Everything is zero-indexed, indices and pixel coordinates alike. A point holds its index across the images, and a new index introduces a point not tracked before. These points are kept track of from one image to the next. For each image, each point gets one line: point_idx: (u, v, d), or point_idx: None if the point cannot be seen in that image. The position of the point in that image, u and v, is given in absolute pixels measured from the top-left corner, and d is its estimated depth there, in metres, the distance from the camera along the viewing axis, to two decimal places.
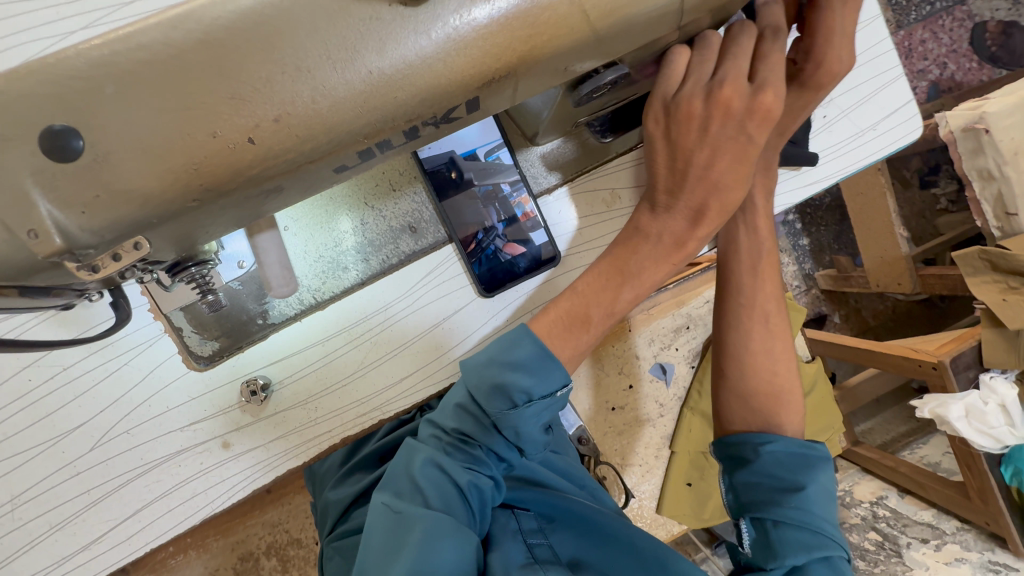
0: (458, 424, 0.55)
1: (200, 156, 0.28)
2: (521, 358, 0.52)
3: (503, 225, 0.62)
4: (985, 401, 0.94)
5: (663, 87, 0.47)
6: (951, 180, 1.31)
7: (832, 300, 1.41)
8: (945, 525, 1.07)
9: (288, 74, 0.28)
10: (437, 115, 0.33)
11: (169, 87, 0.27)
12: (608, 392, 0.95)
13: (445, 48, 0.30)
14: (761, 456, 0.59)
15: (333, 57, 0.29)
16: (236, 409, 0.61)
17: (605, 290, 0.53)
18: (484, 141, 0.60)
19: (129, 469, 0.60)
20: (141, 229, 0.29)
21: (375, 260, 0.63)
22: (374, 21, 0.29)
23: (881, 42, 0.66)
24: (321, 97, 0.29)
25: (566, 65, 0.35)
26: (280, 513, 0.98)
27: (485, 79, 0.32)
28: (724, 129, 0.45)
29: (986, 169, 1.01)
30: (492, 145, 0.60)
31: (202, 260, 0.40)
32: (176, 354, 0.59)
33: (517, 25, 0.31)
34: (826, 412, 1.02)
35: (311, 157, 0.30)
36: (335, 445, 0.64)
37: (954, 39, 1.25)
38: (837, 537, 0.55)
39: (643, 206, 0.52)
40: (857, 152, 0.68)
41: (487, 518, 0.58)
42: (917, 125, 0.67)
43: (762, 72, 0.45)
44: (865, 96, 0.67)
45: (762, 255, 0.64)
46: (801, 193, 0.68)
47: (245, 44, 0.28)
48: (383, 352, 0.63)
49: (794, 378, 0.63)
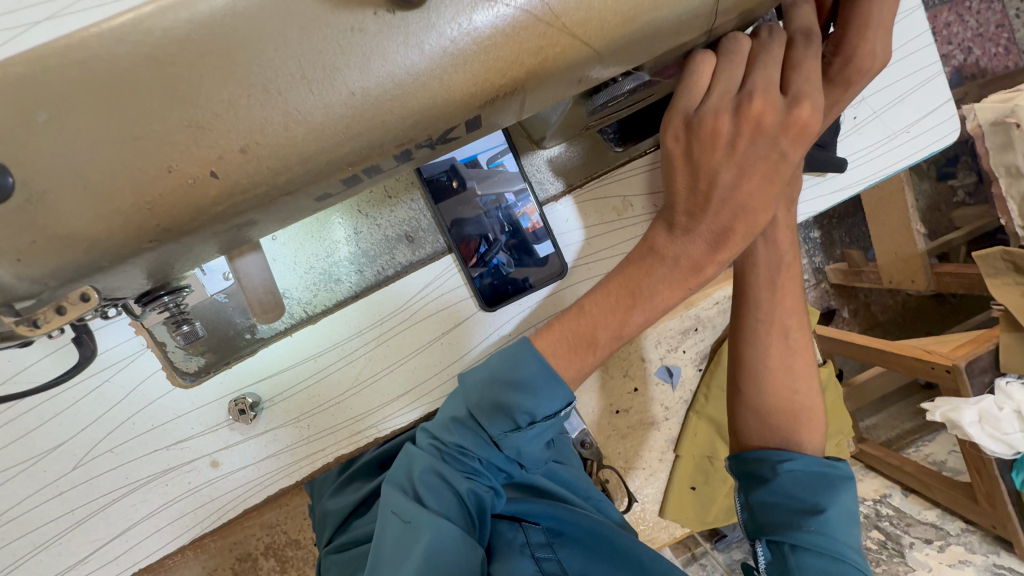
0: (459, 439, 0.51)
1: (153, 193, 0.25)
2: (525, 374, 0.48)
3: (508, 237, 0.58)
4: (1000, 406, 0.89)
5: (685, 100, 0.42)
6: (969, 172, 1.25)
7: (842, 295, 1.34)
8: (949, 526, 1.04)
9: (256, 97, 0.24)
10: (433, 136, 0.29)
11: (115, 112, 0.24)
12: (613, 395, 0.89)
13: (442, 63, 0.26)
14: (779, 475, 0.56)
15: (309, 76, 0.25)
16: (225, 427, 0.58)
17: (614, 312, 0.49)
18: (493, 147, 0.56)
19: (114, 489, 0.57)
20: (86, 276, 0.26)
21: (370, 271, 0.61)
22: (357, 34, 0.25)
23: (920, 36, 0.60)
24: (295, 123, 0.25)
25: (582, 74, 0.30)
26: (278, 513, 0.96)
27: (487, 97, 0.28)
28: (755, 146, 0.41)
29: (1014, 165, 0.94)
30: (497, 150, 0.56)
31: (176, 287, 0.36)
32: (160, 370, 0.56)
33: (524, 35, 0.27)
34: (838, 415, 0.96)
35: (286, 189, 0.27)
36: (328, 464, 0.60)
37: (981, 22, 1.18)
38: (859, 563, 0.52)
39: (659, 225, 0.48)
40: (888, 157, 0.63)
41: (488, 528, 0.55)
42: (955, 127, 0.62)
43: (796, 84, 0.41)
44: (899, 96, 0.61)
45: (780, 270, 0.57)
46: (826, 201, 0.64)
47: (204, 57, 0.24)
48: (378, 369, 0.59)
49: (814, 396, 0.59)
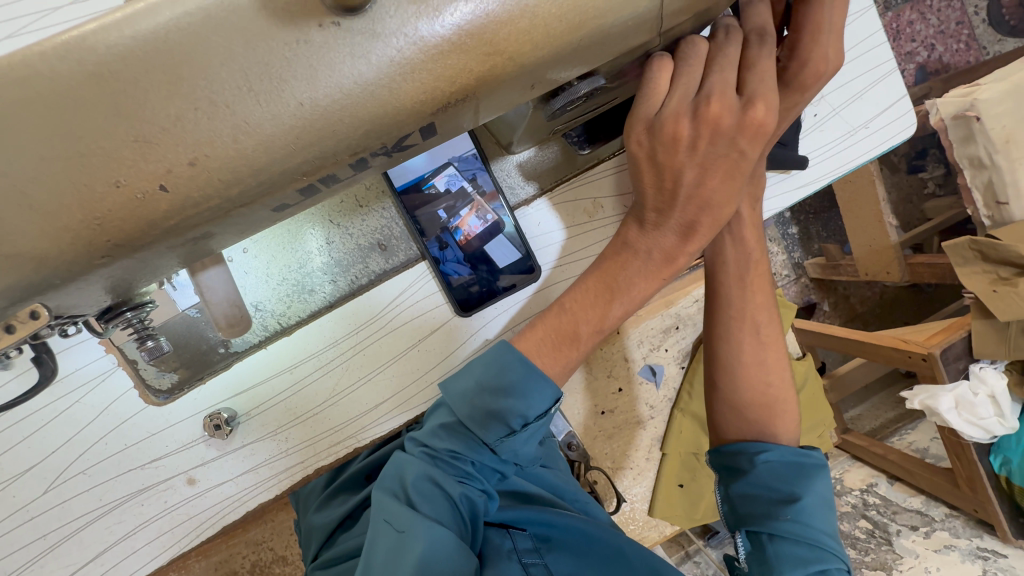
0: (449, 443, 0.51)
1: (102, 210, 0.25)
2: (512, 378, 0.49)
3: (457, 252, 0.59)
4: (975, 392, 0.92)
5: (645, 107, 0.42)
6: (938, 164, 1.29)
7: (821, 288, 1.37)
8: (934, 511, 1.06)
9: (203, 110, 0.25)
10: (388, 144, 0.29)
11: (59, 129, 0.24)
12: (598, 397, 0.89)
13: (391, 72, 0.26)
14: (756, 466, 0.56)
15: (256, 89, 0.25)
16: (201, 443, 0.57)
17: (594, 307, 0.50)
18: (430, 167, 0.58)
19: (88, 510, 0.56)
20: (37, 294, 0.26)
21: (344, 280, 0.61)
22: (302, 46, 0.25)
23: (875, 34, 0.62)
24: (244, 135, 0.25)
25: (536, 79, 0.31)
26: (263, 530, 0.94)
27: (440, 103, 0.28)
28: (715, 147, 0.42)
29: (977, 156, 0.96)
30: (433, 170, 0.57)
31: (139, 303, 0.36)
32: (131, 389, 0.55)
33: (474, 43, 0.27)
34: (819, 408, 0.99)
35: (240, 202, 0.27)
36: (308, 476, 0.60)
37: (942, 20, 1.21)
38: (836, 549, 0.53)
39: (631, 220, 0.49)
40: (850, 152, 0.64)
41: (480, 532, 0.56)
42: (911, 122, 0.64)
43: (750, 85, 0.41)
44: (857, 93, 0.63)
45: (749, 267, 0.59)
46: (793, 196, 0.65)
47: (146, 74, 0.25)
48: (356, 378, 0.59)
49: (788, 387, 0.60)
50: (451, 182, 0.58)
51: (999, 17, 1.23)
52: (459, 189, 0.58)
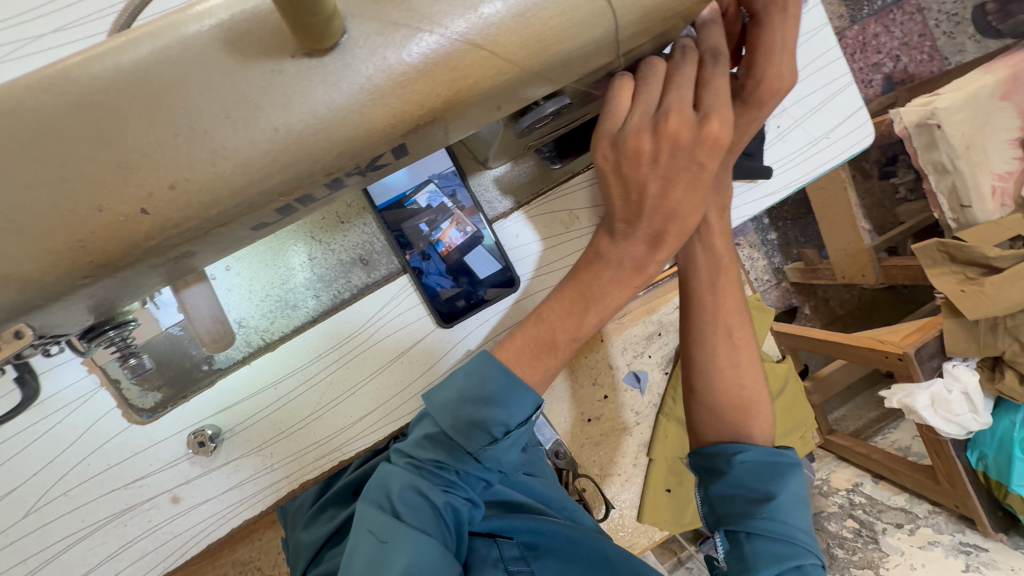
0: (433, 454, 0.52)
1: (85, 232, 0.26)
2: (493, 388, 0.50)
3: (439, 265, 0.61)
4: (949, 389, 0.95)
5: (609, 123, 0.45)
6: (908, 170, 1.34)
7: (800, 292, 1.41)
8: (917, 509, 1.08)
9: (182, 136, 0.26)
10: (361, 165, 0.31)
11: (45, 157, 0.26)
12: (583, 404, 0.91)
13: (360, 99, 0.28)
14: (734, 467, 0.58)
15: (232, 115, 0.26)
16: (185, 461, 0.57)
17: (570, 316, 0.52)
18: (411, 184, 0.59)
19: (70, 533, 0.56)
20: (22, 315, 0.28)
21: (327, 295, 0.62)
22: (277, 76, 0.27)
23: (831, 50, 0.66)
24: (222, 159, 0.27)
25: (500, 102, 0.33)
26: (250, 550, 0.93)
27: (409, 126, 0.30)
28: (676, 160, 0.44)
29: (940, 163, 1.00)
30: (415, 186, 0.59)
31: (120, 322, 0.37)
32: (114, 409, 0.55)
33: (439, 69, 0.29)
34: (800, 409, 1.01)
35: (219, 222, 0.28)
36: (293, 491, 0.60)
37: (905, 33, 1.27)
38: (810, 545, 0.55)
39: (602, 231, 0.51)
40: (812, 161, 0.67)
41: (465, 540, 0.56)
42: (868, 132, 0.67)
43: (706, 101, 0.43)
44: (816, 106, 0.66)
45: (719, 273, 0.61)
46: (760, 205, 0.68)
47: (129, 104, 0.26)
48: (340, 392, 0.60)
49: (761, 388, 0.62)
50: (432, 198, 0.60)
51: (984, 25, 1.30)
52: (440, 204, 0.60)
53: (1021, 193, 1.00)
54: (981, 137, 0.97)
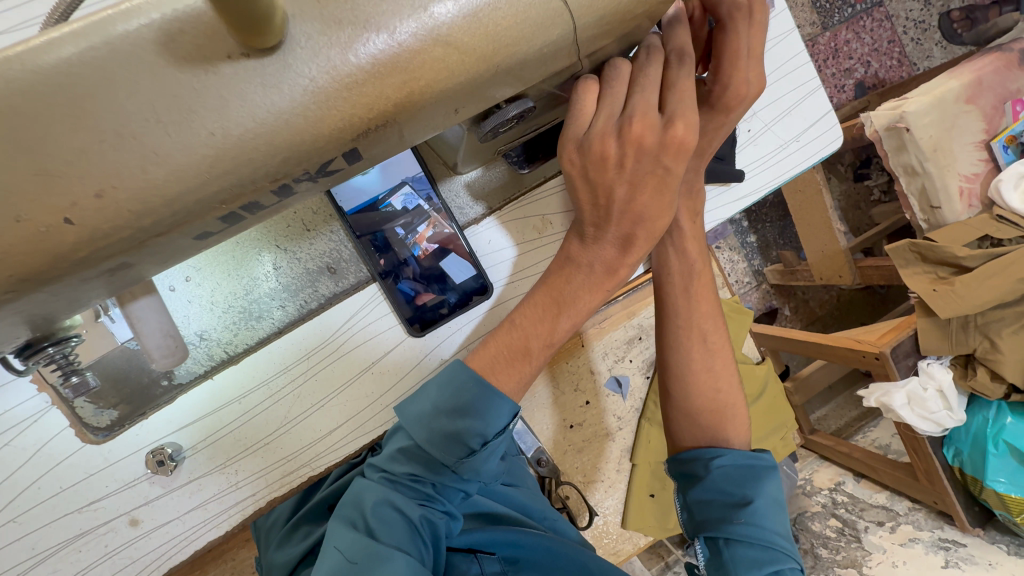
0: (408, 467, 0.51)
1: (2, 246, 0.24)
2: (468, 398, 0.49)
3: (412, 272, 0.59)
4: (924, 386, 0.96)
5: (574, 127, 0.44)
6: (882, 172, 1.36)
7: (781, 293, 1.42)
8: (898, 506, 1.10)
9: (109, 142, 0.25)
10: (311, 170, 0.29)
11: None
12: (565, 410, 0.90)
13: (304, 101, 0.27)
14: (711, 472, 0.57)
15: (164, 120, 0.25)
16: (145, 481, 0.55)
17: (543, 321, 0.50)
18: (384, 187, 0.58)
19: (18, 562, 0.53)
20: None
21: (293, 305, 0.61)
22: (211, 76, 0.25)
23: (798, 55, 0.66)
24: (153, 166, 0.25)
25: (457, 105, 0.32)
26: (223, 570, 0.89)
27: (359, 129, 0.28)
28: (641, 164, 0.43)
29: (910, 165, 1.01)
30: (389, 190, 0.58)
31: (62, 338, 0.35)
32: (67, 429, 0.53)
33: (389, 70, 0.28)
34: (779, 411, 1.01)
35: (154, 232, 0.27)
36: (261, 509, 0.58)
37: (875, 39, 1.30)
38: (788, 549, 0.54)
39: (573, 235, 0.50)
40: (783, 164, 0.68)
41: (443, 555, 0.55)
42: (837, 134, 0.68)
43: (671, 105, 0.43)
44: (785, 109, 0.67)
45: (693, 277, 0.61)
46: (733, 207, 0.68)
47: (49, 109, 0.24)
48: (308, 405, 0.58)
49: (737, 391, 0.62)
50: (408, 201, 0.58)
51: (950, 31, 1.34)
52: (417, 207, 0.58)
53: (988, 193, 1.02)
54: (948, 139, 0.99)
